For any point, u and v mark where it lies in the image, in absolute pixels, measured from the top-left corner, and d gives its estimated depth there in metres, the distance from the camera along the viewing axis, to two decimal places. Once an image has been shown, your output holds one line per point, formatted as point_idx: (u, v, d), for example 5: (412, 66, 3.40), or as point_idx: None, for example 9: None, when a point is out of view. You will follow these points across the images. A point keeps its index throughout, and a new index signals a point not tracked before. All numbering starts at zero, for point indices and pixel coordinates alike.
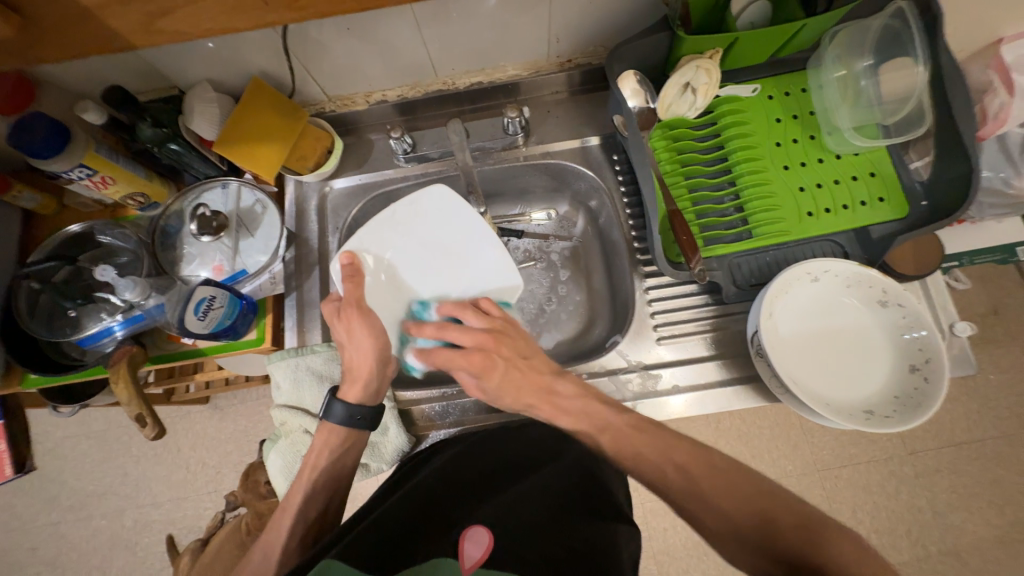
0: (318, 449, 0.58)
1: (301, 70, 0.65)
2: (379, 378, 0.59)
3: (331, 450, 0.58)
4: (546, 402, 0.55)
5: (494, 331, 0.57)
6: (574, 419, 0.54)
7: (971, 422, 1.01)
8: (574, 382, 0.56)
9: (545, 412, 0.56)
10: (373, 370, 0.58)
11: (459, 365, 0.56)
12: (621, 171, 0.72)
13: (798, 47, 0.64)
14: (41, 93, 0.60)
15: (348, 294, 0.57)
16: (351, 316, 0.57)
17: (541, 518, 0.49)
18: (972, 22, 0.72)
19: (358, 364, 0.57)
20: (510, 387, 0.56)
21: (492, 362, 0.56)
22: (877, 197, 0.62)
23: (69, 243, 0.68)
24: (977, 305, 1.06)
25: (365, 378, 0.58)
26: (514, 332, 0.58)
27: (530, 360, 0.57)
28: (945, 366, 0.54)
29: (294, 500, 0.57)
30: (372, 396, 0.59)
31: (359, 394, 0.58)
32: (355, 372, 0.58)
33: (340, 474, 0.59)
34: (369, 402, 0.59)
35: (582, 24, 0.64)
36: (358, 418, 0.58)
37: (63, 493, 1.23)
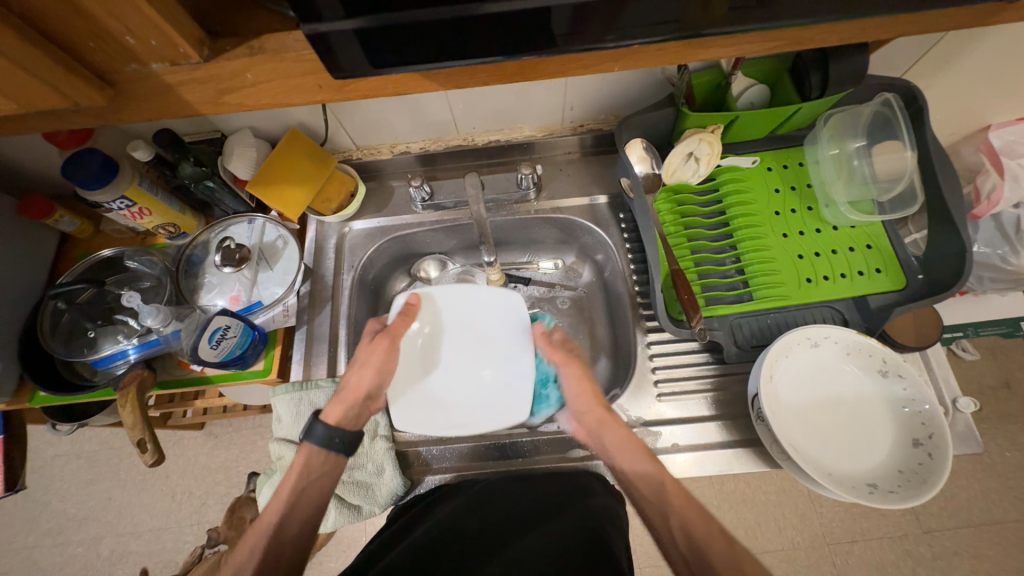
0: (297, 468, 0.56)
1: (335, 122, 0.71)
2: (363, 410, 0.60)
3: (310, 469, 0.57)
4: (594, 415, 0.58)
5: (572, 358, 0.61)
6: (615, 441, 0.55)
7: (989, 502, 0.97)
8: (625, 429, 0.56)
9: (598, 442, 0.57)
10: (364, 400, 0.60)
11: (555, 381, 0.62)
12: (626, 229, 0.75)
13: (795, 126, 0.68)
14: (98, 131, 0.66)
15: (397, 326, 0.61)
16: (381, 342, 0.60)
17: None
18: (960, 111, 0.77)
19: (358, 386, 0.59)
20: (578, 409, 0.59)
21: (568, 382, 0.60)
22: (875, 268, 0.64)
23: (100, 266, 0.72)
24: (988, 378, 1.05)
25: (353, 403, 0.59)
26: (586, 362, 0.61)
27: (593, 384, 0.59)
28: (948, 442, 0.54)
29: (268, 517, 0.53)
30: (352, 420, 0.59)
31: (337, 416, 0.58)
32: (351, 394, 0.59)
33: (317, 499, 0.56)
34: (348, 427, 0.59)
35: (595, 96, 0.70)
36: (337, 439, 0.57)
37: (44, 515, 1.20)
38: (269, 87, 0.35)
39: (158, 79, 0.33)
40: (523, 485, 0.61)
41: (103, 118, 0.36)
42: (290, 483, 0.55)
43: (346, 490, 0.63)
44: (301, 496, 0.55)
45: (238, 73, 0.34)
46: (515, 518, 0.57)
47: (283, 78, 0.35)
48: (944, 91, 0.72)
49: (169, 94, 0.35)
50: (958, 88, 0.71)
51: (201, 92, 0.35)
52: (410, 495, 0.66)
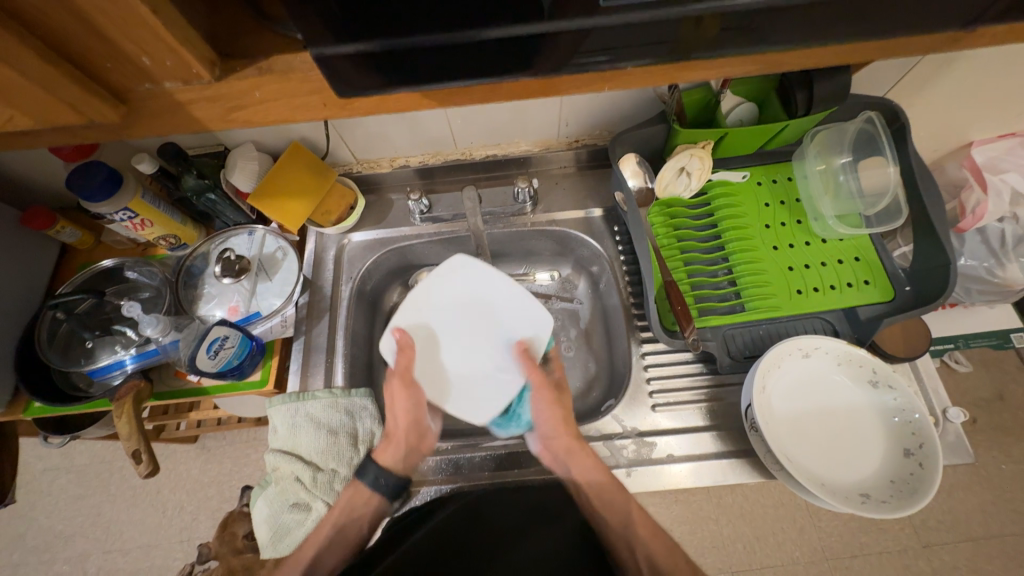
0: (341, 505, 0.61)
1: (336, 137, 0.73)
2: (412, 452, 0.64)
3: (352, 510, 0.61)
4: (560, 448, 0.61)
5: (553, 389, 0.64)
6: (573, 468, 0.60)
7: (985, 515, 0.97)
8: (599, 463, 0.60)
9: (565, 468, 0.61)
10: (409, 441, 0.63)
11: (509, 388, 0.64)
12: (621, 241, 0.77)
13: (783, 143, 0.70)
14: (103, 145, 0.67)
15: (398, 364, 0.60)
16: (394, 383, 0.61)
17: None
18: (943, 128, 0.80)
19: (399, 430, 0.62)
20: (546, 430, 0.62)
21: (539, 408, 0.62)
22: (864, 280, 0.66)
23: (100, 277, 0.72)
24: (980, 390, 1.06)
25: (399, 443, 0.63)
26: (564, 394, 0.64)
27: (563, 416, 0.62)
28: (938, 451, 0.55)
29: (308, 550, 0.58)
30: (401, 463, 0.63)
31: (390, 460, 0.63)
32: (393, 437, 0.63)
33: (354, 541, 0.60)
34: (398, 469, 0.63)
35: (589, 113, 0.72)
36: (384, 483, 0.61)
37: (31, 531, 1.18)
38: (275, 105, 0.37)
39: (168, 97, 0.35)
40: (518, 493, 0.62)
41: (114, 133, 0.37)
42: (333, 519, 0.60)
43: None
44: (342, 529, 0.60)
45: (247, 91, 0.35)
46: (510, 527, 0.57)
47: (289, 96, 0.36)
48: (926, 110, 0.75)
49: (179, 110, 0.36)
50: (940, 107, 0.74)
51: (209, 108, 0.36)
52: (405, 506, 0.65)
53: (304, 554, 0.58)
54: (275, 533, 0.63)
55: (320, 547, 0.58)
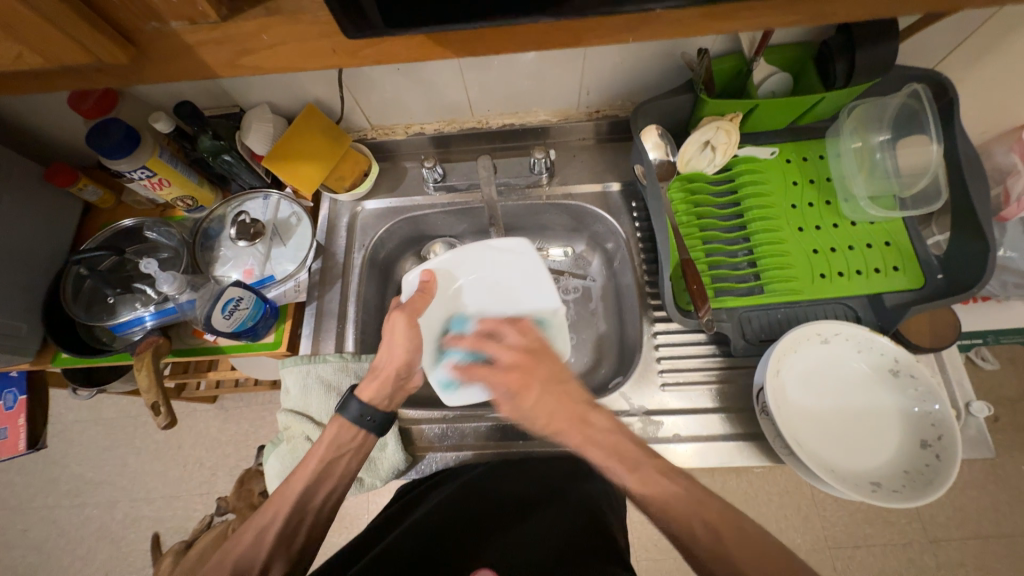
0: (326, 440, 0.58)
1: (351, 101, 0.72)
2: (397, 390, 0.62)
3: (340, 444, 0.58)
4: (577, 429, 0.54)
5: (531, 350, 0.61)
6: (605, 454, 0.51)
7: (999, 514, 0.95)
8: (609, 416, 0.54)
9: (573, 441, 0.53)
10: (398, 379, 0.61)
11: (496, 381, 0.60)
12: (638, 218, 0.75)
13: (817, 117, 0.66)
14: (121, 102, 0.67)
15: (419, 302, 0.63)
16: (400, 317, 0.61)
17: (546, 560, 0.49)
18: (992, 108, 0.74)
19: (390, 365, 0.61)
20: (543, 410, 0.56)
21: (528, 382, 0.58)
22: (892, 266, 0.63)
23: (120, 236, 0.74)
24: (1006, 389, 1.02)
25: (385, 380, 0.60)
26: (553, 352, 0.61)
27: (567, 385, 0.57)
28: (957, 444, 0.53)
29: (294, 486, 0.55)
30: (384, 401, 0.60)
31: (371, 395, 0.60)
32: (381, 372, 0.60)
33: (344, 472, 0.58)
34: (381, 406, 0.60)
35: (613, 80, 0.69)
36: (370, 419, 0.59)
37: (63, 477, 1.26)
38: (286, 51, 0.36)
39: (177, 39, 0.34)
40: (524, 466, 0.61)
41: (126, 78, 0.37)
42: (318, 455, 0.57)
43: None
44: (327, 467, 0.57)
45: (255, 34, 0.34)
46: (516, 498, 0.58)
47: (299, 41, 0.35)
48: (977, 87, 0.70)
49: (188, 53, 0.35)
50: (992, 83, 0.69)
51: (219, 53, 0.36)
52: (412, 471, 0.66)
53: (292, 491, 0.55)
54: None
55: (308, 481, 0.55)
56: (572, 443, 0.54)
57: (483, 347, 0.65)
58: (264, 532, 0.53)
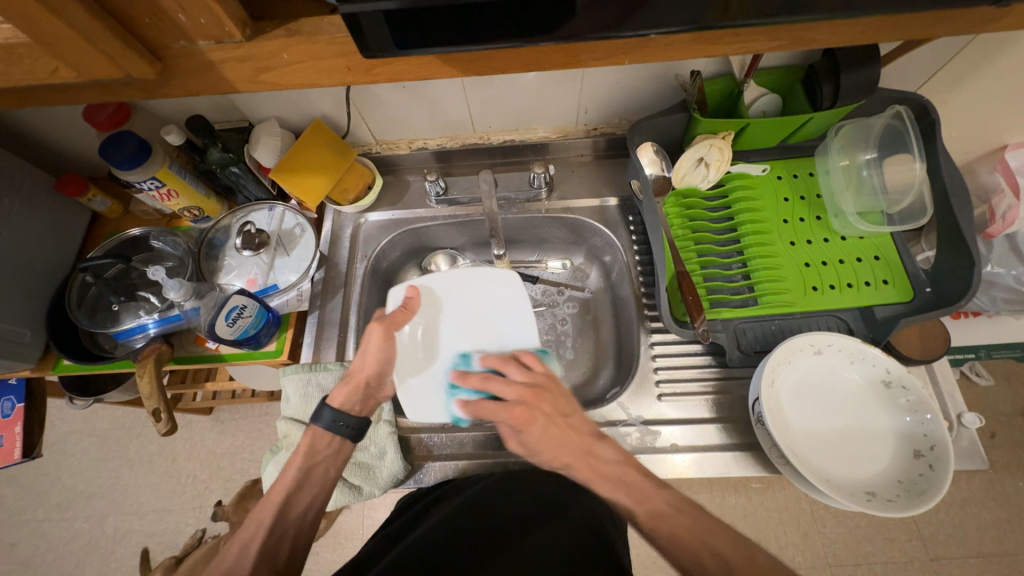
0: (302, 450, 0.58)
1: (357, 116, 0.74)
2: (368, 397, 0.62)
3: (315, 453, 0.58)
4: (583, 463, 0.52)
5: (535, 386, 0.57)
6: (614, 488, 0.51)
7: (999, 532, 0.94)
8: (617, 448, 0.53)
9: (581, 476, 0.52)
10: (369, 386, 0.62)
11: (500, 418, 0.56)
12: (635, 231, 0.77)
13: (807, 136, 0.69)
14: (134, 115, 0.69)
15: (398, 316, 0.64)
16: (379, 329, 0.62)
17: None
18: (975, 130, 0.77)
19: (362, 372, 0.61)
20: (549, 446, 0.53)
21: (534, 418, 0.55)
22: (882, 279, 0.64)
23: (126, 245, 0.75)
24: (1001, 404, 1.03)
25: (356, 385, 0.61)
26: (560, 385, 0.58)
27: (571, 419, 0.55)
28: (950, 454, 0.54)
29: (275, 496, 0.55)
30: (356, 405, 0.61)
31: (343, 399, 0.60)
32: (353, 378, 0.61)
33: (323, 481, 0.58)
34: (353, 411, 0.61)
35: (610, 100, 0.72)
36: (343, 424, 0.59)
37: (54, 489, 1.24)
38: (302, 68, 0.38)
39: (201, 56, 0.36)
40: (524, 480, 0.62)
41: (151, 91, 0.39)
42: (298, 467, 0.57)
43: (347, 471, 0.64)
44: (307, 476, 0.57)
45: (275, 53, 0.36)
46: (519, 512, 0.58)
47: (315, 59, 0.37)
48: (958, 110, 0.73)
49: (210, 70, 0.37)
50: (973, 106, 0.72)
51: (239, 70, 0.38)
52: (410, 480, 0.66)
53: (271, 503, 0.54)
54: None
55: (287, 492, 0.55)
56: (580, 478, 0.52)
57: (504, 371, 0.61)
58: (247, 548, 0.51)
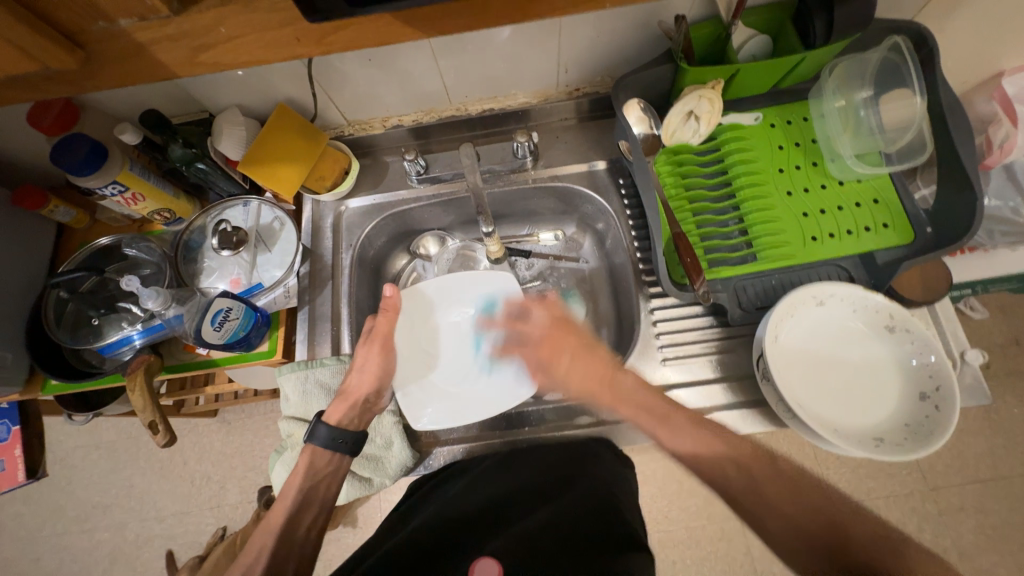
0: (301, 468, 0.58)
1: (324, 97, 0.69)
2: (365, 412, 0.62)
3: (316, 471, 0.58)
4: (606, 389, 0.57)
5: (559, 321, 0.62)
6: (635, 410, 0.54)
7: (995, 458, 0.97)
8: (638, 376, 0.56)
9: (605, 402, 0.56)
10: (365, 402, 0.62)
11: (528, 358, 0.64)
12: (627, 195, 0.74)
13: (800, 78, 0.65)
14: (83, 115, 0.65)
15: (377, 326, 0.63)
16: (373, 345, 0.62)
17: (551, 544, 0.48)
18: (970, 58, 0.74)
19: (358, 390, 0.61)
20: (575, 375, 0.59)
21: (559, 351, 0.61)
22: (882, 223, 0.63)
23: (98, 255, 0.71)
24: (996, 336, 1.04)
25: (355, 401, 0.61)
26: (575, 325, 0.62)
27: (597, 349, 0.59)
28: (956, 393, 0.54)
29: (276, 516, 0.55)
30: (353, 421, 0.61)
31: (340, 417, 0.60)
32: (350, 395, 0.61)
33: (325, 498, 0.58)
34: (352, 428, 0.60)
35: (591, 56, 0.67)
36: (342, 441, 0.58)
37: (70, 503, 1.24)
38: (245, 43, 0.35)
39: (129, 39, 0.33)
40: (533, 455, 0.62)
41: (78, 84, 0.36)
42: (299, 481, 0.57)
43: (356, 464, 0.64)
44: (309, 493, 0.57)
45: (211, 28, 0.33)
46: (529, 487, 0.57)
47: (258, 32, 0.34)
48: (955, 38, 0.69)
49: (141, 53, 0.34)
50: (970, 32, 0.68)
51: (174, 51, 0.35)
52: (421, 467, 0.66)
53: (273, 522, 0.55)
54: None
55: (290, 511, 0.56)
56: (604, 403, 0.57)
57: (517, 326, 0.66)
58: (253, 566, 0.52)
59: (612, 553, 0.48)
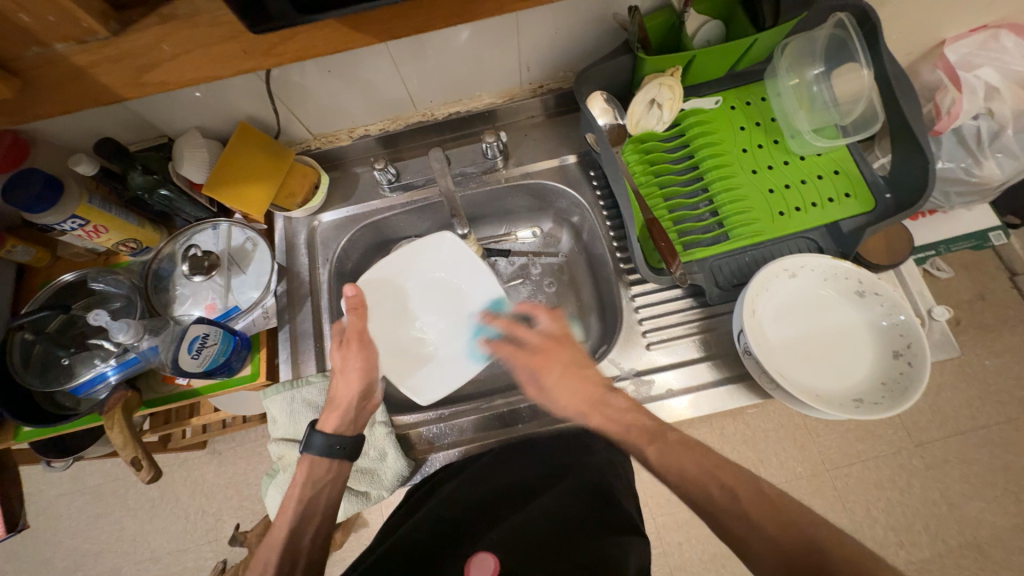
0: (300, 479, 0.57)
1: (287, 112, 0.68)
2: (361, 412, 0.61)
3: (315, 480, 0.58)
4: (597, 411, 0.56)
5: (556, 337, 0.62)
6: (624, 430, 0.54)
7: (972, 409, 1.01)
8: (627, 398, 0.57)
9: (591, 422, 0.56)
10: (357, 404, 0.61)
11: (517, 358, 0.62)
12: (599, 187, 0.75)
13: (754, 60, 0.67)
14: (34, 149, 0.62)
15: (350, 325, 0.61)
16: (351, 347, 0.62)
17: (545, 529, 0.49)
18: (913, 30, 0.77)
19: (345, 395, 0.60)
20: (564, 392, 0.58)
21: (551, 364, 0.60)
22: (844, 193, 0.65)
23: (63, 292, 0.68)
24: (963, 293, 1.08)
25: (345, 407, 0.60)
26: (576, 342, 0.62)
27: (586, 369, 0.59)
28: (926, 349, 0.56)
29: (277, 533, 0.55)
30: (350, 426, 0.60)
31: (336, 424, 0.59)
32: (339, 402, 0.60)
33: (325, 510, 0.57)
34: (347, 433, 0.59)
35: (551, 52, 0.68)
36: (338, 447, 0.57)
37: (58, 554, 1.19)
38: (190, 59, 0.34)
39: (67, 63, 0.33)
40: (528, 447, 0.62)
41: (17, 113, 0.35)
42: (295, 492, 0.57)
43: (352, 479, 0.63)
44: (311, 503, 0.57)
45: (154, 46, 0.33)
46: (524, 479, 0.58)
47: (204, 47, 0.34)
48: (895, 12, 0.72)
49: (82, 76, 0.34)
50: (909, 5, 0.71)
51: (118, 72, 0.34)
52: (417, 475, 0.66)
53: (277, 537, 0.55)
54: None
55: (291, 524, 0.55)
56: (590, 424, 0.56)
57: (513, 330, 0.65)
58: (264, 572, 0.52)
59: (601, 537, 0.49)
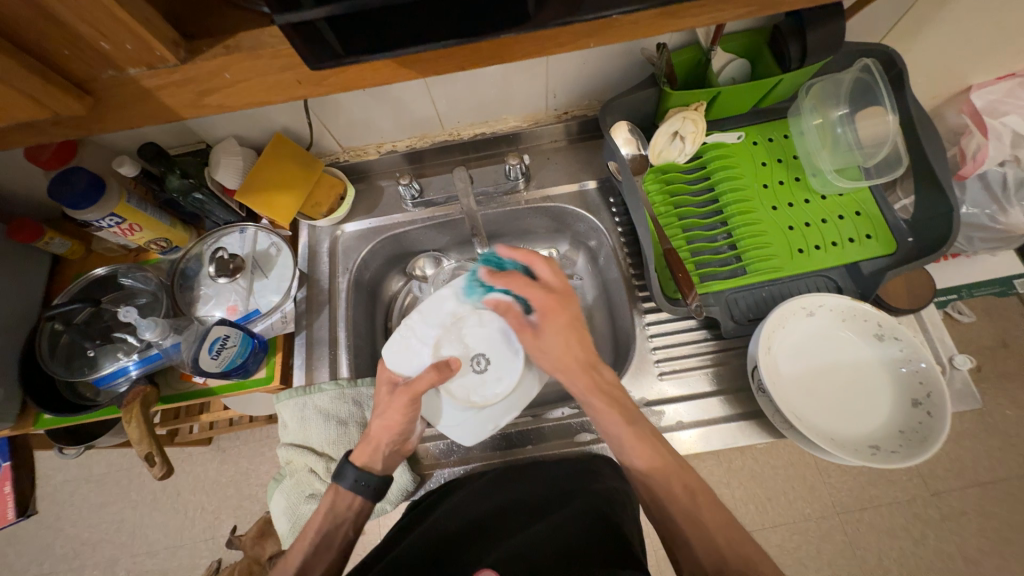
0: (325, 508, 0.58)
1: (320, 126, 0.71)
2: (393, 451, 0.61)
3: (337, 513, 0.59)
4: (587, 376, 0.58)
5: (557, 292, 0.60)
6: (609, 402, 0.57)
7: (993, 461, 0.98)
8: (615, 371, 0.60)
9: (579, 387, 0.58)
10: (391, 443, 0.60)
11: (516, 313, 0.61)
12: (618, 214, 0.76)
13: (778, 99, 0.68)
14: (82, 150, 0.66)
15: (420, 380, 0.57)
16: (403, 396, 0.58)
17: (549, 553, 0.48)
18: (939, 76, 0.78)
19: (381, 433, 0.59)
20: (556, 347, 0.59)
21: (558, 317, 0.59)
22: (865, 234, 0.65)
23: (94, 286, 0.71)
24: (985, 339, 1.06)
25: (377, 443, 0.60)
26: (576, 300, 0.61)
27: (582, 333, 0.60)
28: (946, 399, 0.54)
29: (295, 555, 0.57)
30: (379, 460, 0.60)
31: (367, 456, 0.60)
32: (373, 439, 0.59)
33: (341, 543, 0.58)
34: (376, 469, 0.60)
35: (576, 82, 0.70)
36: (365, 484, 0.58)
37: (58, 540, 1.21)
38: (247, 86, 0.37)
39: (135, 85, 0.35)
40: (532, 470, 0.62)
41: (85, 127, 0.38)
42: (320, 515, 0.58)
43: None
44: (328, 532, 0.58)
45: (216, 73, 0.35)
46: (529, 502, 0.57)
47: (261, 75, 0.36)
48: (922, 59, 0.73)
49: (147, 97, 0.36)
50: (936, 53, 0.72)
51: (179, 95, 0.37)
52: (421, 490, 0.66)
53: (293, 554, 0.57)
54: (293, 525, 0.64)
55: (307, 553, 0.56)
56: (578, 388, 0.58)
57: (532, 263, 0.61)
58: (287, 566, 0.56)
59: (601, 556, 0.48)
